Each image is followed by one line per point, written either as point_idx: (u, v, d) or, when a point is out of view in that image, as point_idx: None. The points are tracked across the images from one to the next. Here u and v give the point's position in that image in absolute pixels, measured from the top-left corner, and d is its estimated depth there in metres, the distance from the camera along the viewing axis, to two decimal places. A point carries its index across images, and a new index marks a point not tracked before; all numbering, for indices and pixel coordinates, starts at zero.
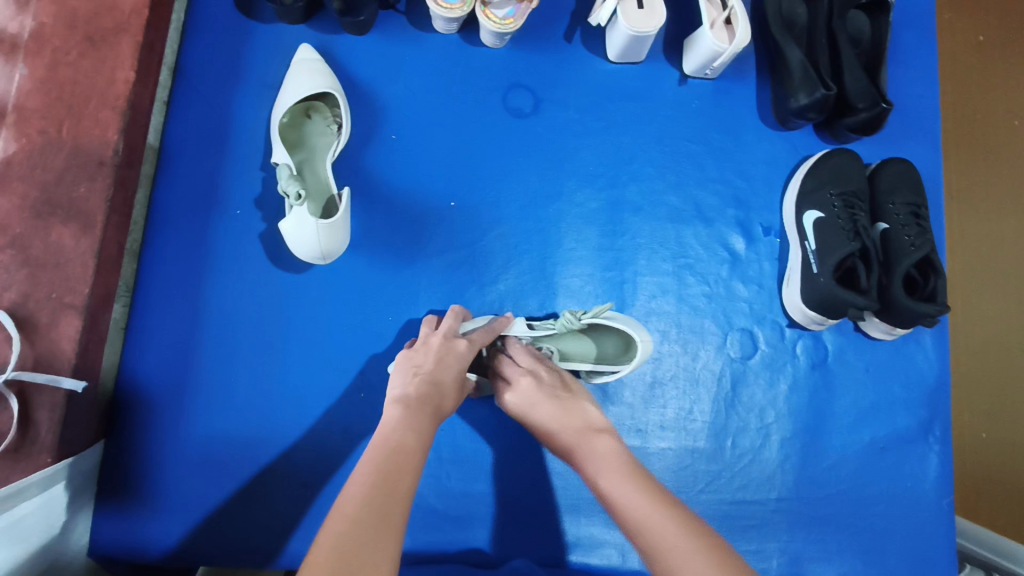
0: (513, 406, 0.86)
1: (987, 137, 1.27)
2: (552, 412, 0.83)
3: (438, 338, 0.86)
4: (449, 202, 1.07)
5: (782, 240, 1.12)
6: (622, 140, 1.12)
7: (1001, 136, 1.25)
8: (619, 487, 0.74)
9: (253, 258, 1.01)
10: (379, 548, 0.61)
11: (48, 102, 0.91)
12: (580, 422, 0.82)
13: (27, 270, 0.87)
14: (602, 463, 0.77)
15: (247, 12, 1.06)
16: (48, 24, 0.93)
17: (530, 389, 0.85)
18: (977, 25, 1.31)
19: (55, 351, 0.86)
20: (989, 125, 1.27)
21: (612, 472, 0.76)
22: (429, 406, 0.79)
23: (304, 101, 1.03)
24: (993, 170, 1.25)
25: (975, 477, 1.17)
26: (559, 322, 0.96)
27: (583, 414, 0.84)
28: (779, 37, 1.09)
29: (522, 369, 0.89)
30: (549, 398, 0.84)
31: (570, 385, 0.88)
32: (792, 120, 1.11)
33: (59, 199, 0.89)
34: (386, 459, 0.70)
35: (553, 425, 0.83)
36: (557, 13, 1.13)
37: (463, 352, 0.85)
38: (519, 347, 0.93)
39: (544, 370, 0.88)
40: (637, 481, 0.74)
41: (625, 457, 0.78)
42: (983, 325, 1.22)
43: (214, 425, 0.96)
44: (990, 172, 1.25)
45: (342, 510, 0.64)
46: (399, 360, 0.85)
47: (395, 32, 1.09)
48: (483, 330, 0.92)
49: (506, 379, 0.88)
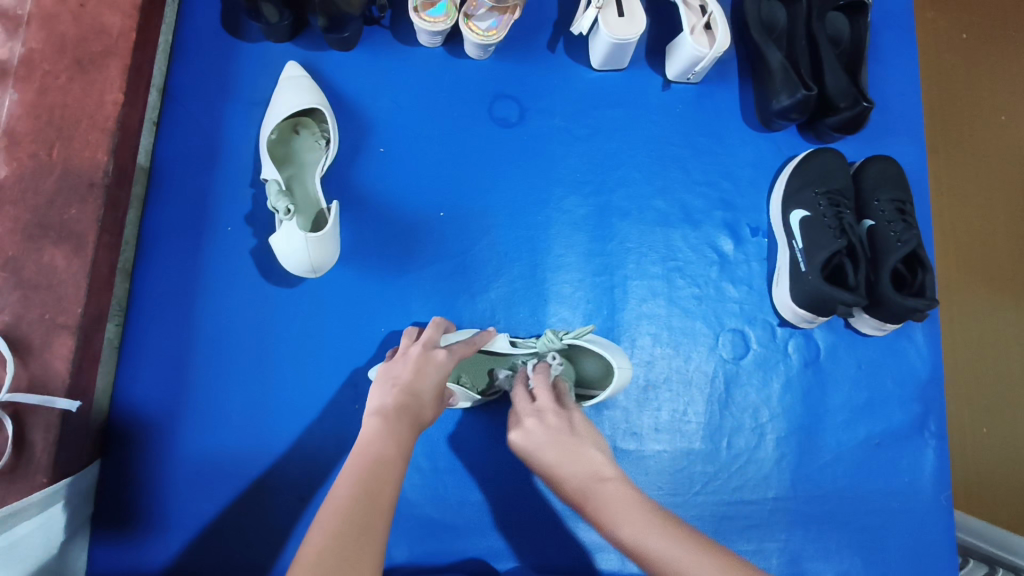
0: (518, 445, 0.81)
1: (976, 133, 1.30)
2: (556, 456, 0.77)
3: (419, 348, 0.85)
4: (438, 213, 1.08)
5: (770, 240, 1.13)
6: (608, 146, 1.13)
7: (990, 131, 1.30)
8: (643, 535, 0.70)
9: (245, 275, 1.02)
10: (357, 558, 0.61)
11: (39, 125, 0.92)
12: (587, 468, 0.76)
13: (20, 292, 0.88)
14: (616, 512, 0.73)
15: (233, 31, 1.08)
16: (38, 50, 0.94)
17: (533, 430, 0.80)
18: (959, 24, 1.34)
19: (49, 372, 0.86)
20: (978, 121, 1.30)
21: (632, 520, 0.72)
22: (408, 417, 0.77)
23: (292, 117, 1.05)
24: (984, 163, 1.29)
25: (976, 473, 1.17)
26: (541, 341, 0.97)
27: (590, 461, 0.77)
28: (760, 41, 1.10)
29: (532, 407, 0.83)
30: (551, 444, 0.78)
31: (577, 425, 0.81)
32: (775, 121, 1.12)
33: (51, 221, 0.90)
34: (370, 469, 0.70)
35: (561, 469, 0.77)
36: (540, 23, 1.15)
37: (443, 360, 0.84)
38: (540, 376, 0.87)
39: (550, 411, 0.81)
40: (667, 531, 0.71)
41: (637, 500, 0.74)
42: (975, 320, 1.23)
43: (209, 441, 0.97)
44: (980, 166, 1.29)
45: (321, 522, 0.63)
46: (378, 373, 0.84)
47: (381, 47, 1.11)
48: (464, 342, 0.91)
49: (515, 415, 0.85)
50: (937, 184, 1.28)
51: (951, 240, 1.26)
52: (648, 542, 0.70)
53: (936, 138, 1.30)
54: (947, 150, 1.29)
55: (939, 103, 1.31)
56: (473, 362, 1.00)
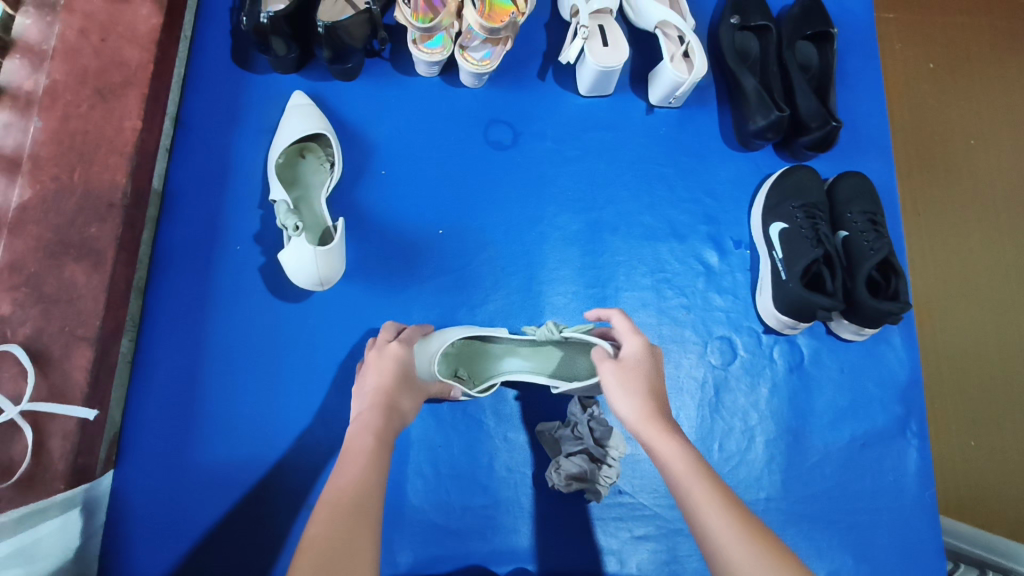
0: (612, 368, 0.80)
1: (950, 155, 1.43)
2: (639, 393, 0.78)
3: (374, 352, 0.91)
4: (438, 230, 1.13)
5: (752, 251, 1.20)
6: (597, 167, 1.20)
7: (962, 154, 1.43)
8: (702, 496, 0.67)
9: (254, 291, 1.06)
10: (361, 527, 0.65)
11: (60, 150, 0.98)
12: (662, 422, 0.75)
13: (40, 307, 0.92)
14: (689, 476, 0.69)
15: (243, 64, 1.14)
16: (61, 80, 1.00)
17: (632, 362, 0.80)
18: (927, 55, 1.48)
19: (68, 382, 0.91)
20: (949, 144, 1.44)
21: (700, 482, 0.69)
22: None
23: (298, 142, 1.10)
24: (958, 183, 1.42)
25: (966, 484, 1.25)
26: (541, 331, 0.98)
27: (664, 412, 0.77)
28: (735, 67, 1.19)
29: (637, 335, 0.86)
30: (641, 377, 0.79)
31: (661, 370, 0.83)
32: (752, 141, 1.20)
33: (71, 238, 0.95)
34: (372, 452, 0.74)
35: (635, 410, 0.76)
36: (530, 54, 1.23)
37: (396, 350, 0.90)
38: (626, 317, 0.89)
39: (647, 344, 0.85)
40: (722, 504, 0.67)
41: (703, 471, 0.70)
42: (959, 333, 1.34)
43: (218, 452, 1.00)
44: (953, 187, 1.41)
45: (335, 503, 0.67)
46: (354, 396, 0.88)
47: (381, 77, 1.18)
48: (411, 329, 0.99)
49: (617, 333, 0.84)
50: (914, 205, 1.42)
51: (929, 255, 1.39)
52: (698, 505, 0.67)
53: (912, 161, 1.43)
54: (922, 171, 1.43)
55: (915, 126, 1.45)
56: (472, 357, 1.04)
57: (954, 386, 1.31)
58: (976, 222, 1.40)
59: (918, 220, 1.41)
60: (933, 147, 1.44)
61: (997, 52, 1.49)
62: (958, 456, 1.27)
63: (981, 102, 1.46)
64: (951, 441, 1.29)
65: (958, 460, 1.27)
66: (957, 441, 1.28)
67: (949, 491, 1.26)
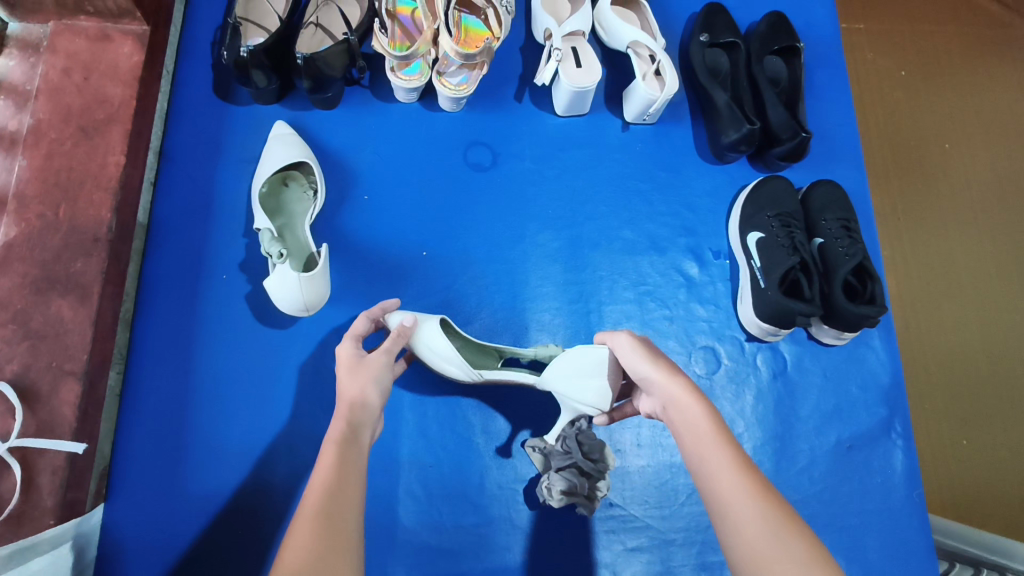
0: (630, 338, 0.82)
1: (924, 158, 1.47)
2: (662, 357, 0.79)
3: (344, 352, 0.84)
4: (422, 252, 1.15)
5: (732, 261, 1.22)
6: (576, 184, 1.22)
7: (935, 158, 1.47)
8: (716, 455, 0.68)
9: (241, 319, 1.07)
10: (346, 524, 0.63)
11: (45, 188, 1.00)
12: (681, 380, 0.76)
13: (28, 342, 0.94)
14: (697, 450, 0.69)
15: (224, 96, 1.17)
16: (45, 119, 1.03)
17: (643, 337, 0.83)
18: (897, 64, 1.53)
19: (56, 417, 0.92)
20: (924, 148, 1.48)
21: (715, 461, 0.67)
22: None
23: (281, 171, 1.12)
24: (934, 186, 1.45)
25: (958, 482, 1.27)
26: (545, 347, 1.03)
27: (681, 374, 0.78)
28: (706, 83, 1.22)
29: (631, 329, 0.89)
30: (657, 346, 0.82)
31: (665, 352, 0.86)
32: (726, 154, 1.23)
33: (58, 274, 0.97)
34: (343, 449, 0.69)
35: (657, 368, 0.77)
36: (507, 77, 1.26)
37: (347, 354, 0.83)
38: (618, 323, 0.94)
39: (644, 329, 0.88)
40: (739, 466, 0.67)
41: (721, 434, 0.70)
42: (942, 332, 1.37)
43: (209, 481, 1.00)
44: (929, 190, 1.45)
45: None
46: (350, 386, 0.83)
47: (361, 104, 1.21)
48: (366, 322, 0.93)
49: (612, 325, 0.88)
50: (893, 208, 1.44)
51: (910, 256, 1.42)
52: (711, 464, 0.68)
53: (887, 166, 1.47)
54: (897, 176, 1.46)
55: (889, 133, 1.49)
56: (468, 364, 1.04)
57: (941, 385, 1.33)
58: (952, 223, 1.43)
59: (897, 223, 1.44)
60: (908, 151, 1.48)
61: (963, 59, 1.54)
62: (948, 455, 1.29)
63: (952, 107, 1.50)
64: (941, 441, 1.30)
65: (949, 459, 1.29)
66: (946, 440, 1.30)
67: (941, 490, 1.28)
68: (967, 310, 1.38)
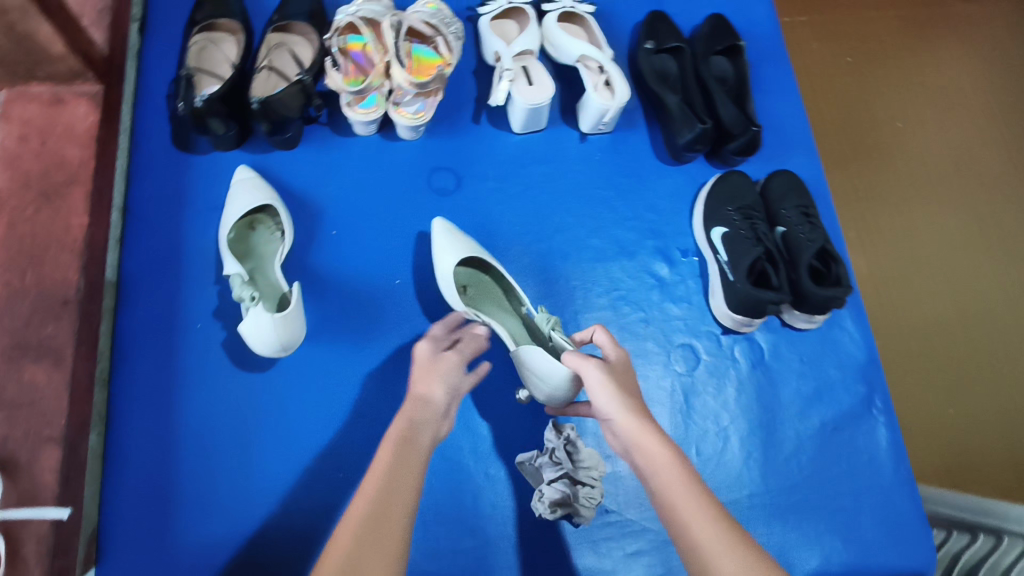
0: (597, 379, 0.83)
1: (878, 139, 1.52)
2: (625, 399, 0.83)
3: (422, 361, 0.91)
4: (395, 280, 1.16)
5: (700, 258, 1.24)
6: (541, 199, 1.25)
7: (888, 137, 1.52)
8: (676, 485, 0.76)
9: (219, 367, 1.07)
10: None
11: (9, 256, 1.01)
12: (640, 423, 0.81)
13: (6, 412, 0.95)
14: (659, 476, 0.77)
15: (184, 147, 1.17)
16: (4, 188, 1.04)
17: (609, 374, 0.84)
18: (842, 51, 1.58)
19: (38, 485, 0.93)
20: (877, 128, 1.53)
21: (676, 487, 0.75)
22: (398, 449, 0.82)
23: (247, 216, 1.12)
24: (890, 165, 1.50)
25: (946, 450, 1.29)
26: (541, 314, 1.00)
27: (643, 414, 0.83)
28: (657, 88, 1.25)
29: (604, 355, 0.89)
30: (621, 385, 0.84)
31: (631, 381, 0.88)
32: (683, 154, 1.25)
33: (29, 340, 0.98)
34: None
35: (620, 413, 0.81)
36: (464, 101, 1.28)
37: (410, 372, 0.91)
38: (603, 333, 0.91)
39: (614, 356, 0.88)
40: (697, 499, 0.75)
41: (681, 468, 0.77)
42: (915, 306, 1.40)
43: (199, 533, 0.99)
44: (885, 170, 1.50)
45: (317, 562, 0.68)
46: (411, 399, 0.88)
47: (321, 141, 1.22)
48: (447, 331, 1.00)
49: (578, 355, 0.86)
50: (854, 190, 1.49)
51: (875, 234, 1.46)
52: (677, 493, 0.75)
53: (843, 150, 1.51)
54: (855, 158, 1.50)
55: (841, 118, 1.53)
56: (486, 291, 1.13)
57: (919, 356, 1.36)
58: (911, 199, 1.47)
59: (858, 204, 1.48)
60: (862, 133, 1.52)
61: (905, 40, 1.59)
62: (933, 425, 1.31)
63: (899, 87, 1.55)
64: (925, 412, 1.33)
65: (933, 429, 1.31)
66: (930, 410, 1.33)
67: (932, 460, 1.29)
68: (935, 282, 1.41)
